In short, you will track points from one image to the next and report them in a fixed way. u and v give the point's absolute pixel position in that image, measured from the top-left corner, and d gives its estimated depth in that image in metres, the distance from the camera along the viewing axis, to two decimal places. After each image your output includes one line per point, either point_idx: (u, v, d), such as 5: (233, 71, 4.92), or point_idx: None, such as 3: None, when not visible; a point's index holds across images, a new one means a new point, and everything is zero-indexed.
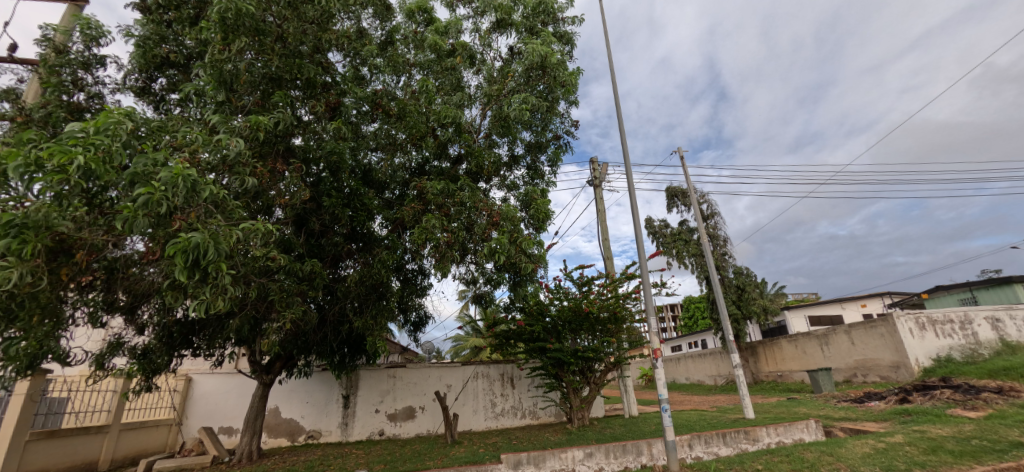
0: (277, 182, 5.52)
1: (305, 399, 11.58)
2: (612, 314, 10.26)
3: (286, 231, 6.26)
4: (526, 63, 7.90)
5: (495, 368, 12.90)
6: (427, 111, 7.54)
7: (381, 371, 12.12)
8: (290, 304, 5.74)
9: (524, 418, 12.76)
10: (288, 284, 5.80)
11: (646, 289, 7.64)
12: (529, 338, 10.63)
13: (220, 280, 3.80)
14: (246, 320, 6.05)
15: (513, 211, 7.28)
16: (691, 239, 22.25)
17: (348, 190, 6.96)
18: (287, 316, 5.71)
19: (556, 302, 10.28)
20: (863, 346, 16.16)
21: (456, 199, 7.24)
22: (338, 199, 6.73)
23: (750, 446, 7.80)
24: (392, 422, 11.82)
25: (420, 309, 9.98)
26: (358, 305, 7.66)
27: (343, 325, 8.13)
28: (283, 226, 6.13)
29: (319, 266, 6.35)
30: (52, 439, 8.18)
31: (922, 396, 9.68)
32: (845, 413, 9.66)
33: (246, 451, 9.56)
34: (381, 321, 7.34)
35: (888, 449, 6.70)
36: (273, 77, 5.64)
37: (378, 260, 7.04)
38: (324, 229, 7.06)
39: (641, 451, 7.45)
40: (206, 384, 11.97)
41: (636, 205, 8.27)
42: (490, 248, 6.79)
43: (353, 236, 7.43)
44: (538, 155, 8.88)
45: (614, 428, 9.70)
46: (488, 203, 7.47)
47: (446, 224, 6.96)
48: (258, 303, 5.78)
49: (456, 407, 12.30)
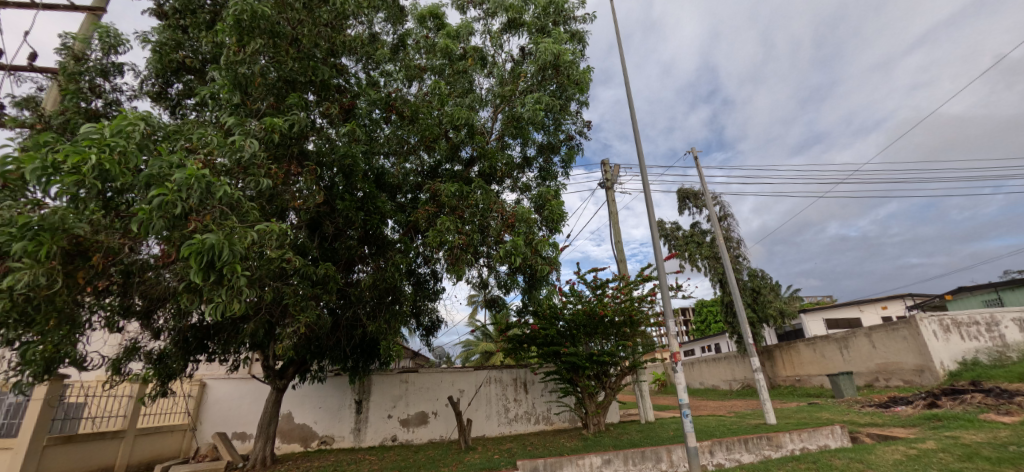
0: (291, 185, 5.43)
1: (317, 404, 11.56)
2: (627, 318, 10.12)
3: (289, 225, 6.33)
4: (539, 62, 7.77)
5: (508, 373, 12.76)
6: (440, 114, 7.53)
7: (393, 376, 12.07)
8: (304, 309, 5.78)
9: (538, 424, 12.58)
10: (302, 285, 5.89)
11: (664, 291, 7.41)
12: (543, 342, 10.44)
13: (235, 283, 3.69)
14: (266, 318, 6.10)
15: (527, 213, 7.15)
16: (704, 241, 22.02)
17: (361, 194, 6.99)
18: (304, 319, 5.79)
19: (569, 306, 10.14)
20: (886, 349, 15.75)
21: (469, 201, 7.16)
22: (352, 202, 6.77)
23: (773, 453, 7.62)
24: (405, 427, 11.75)
25: (433, 313, 9.93)
26: (371, 310, 7.73)
27: (357, 329, 8.10)
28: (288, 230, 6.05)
29: (332, 270, 6.40)
30: (69, 444, 8.23)
31: (952, 401, 9.33)
32: (870, 418, 9.36)
33: (260, 457, 9.50)
34: (395, 326, 7.44)
35: (920, 456, 6.44)
36: (287, 81, 5.55)
37: (392, 263, 7.09)
38: (338, 233, 7.06)
39: (660, 458, 7.27)
40: (220, 389, 12.00)
41: (652, 206, 8.12)
42: (505, 250, 6.68)
43: (366, 241, 7.43)
44: (551, 156, 8.73)
45: (631, 434, 9.50)
46: (502, 205, 7.45)
47: (460, 227, 6.90)
48: (273, 304, 5.82)
49: (469, 413, 12.17)
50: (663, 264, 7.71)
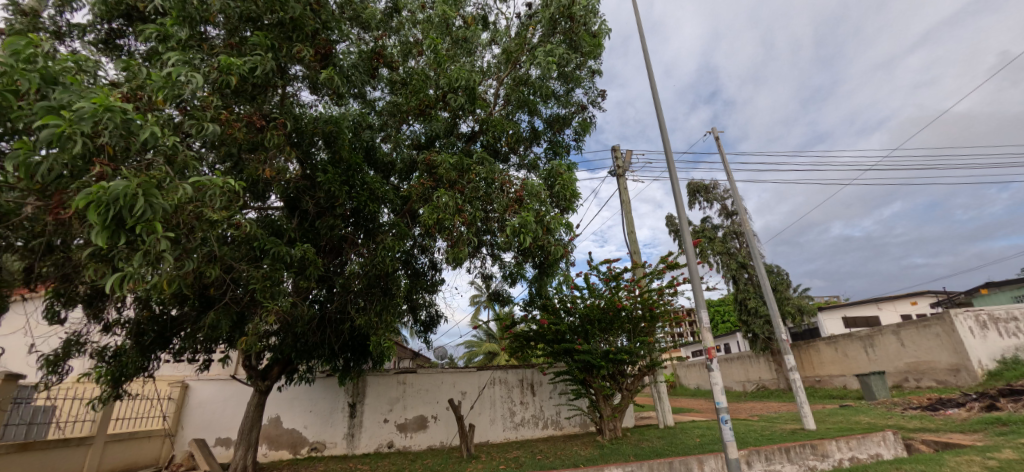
0: (257, 140, 4.57)
1: (307, 407, 10.63)
2: (646, 311, 9.21)
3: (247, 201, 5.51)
4: (550, 12, 6.79)
5: (514, 374, 11.81)
6: (438, 75, 6.59)
7: (389, 377, 11.15)
8: (275, 295, 4.90)
9: (546, 429, 11.63)
10: (273, 268, 5.02)
11: (695, 278, 6.47)
12: (552, 339, 9.47)
13: (155, 247, 2.75)
14: (230, 305, 5.22)
15: (538, 188, 6.21)
16: (716, 236, 21.06)
17: (347, 167, 6.14)
18: (272, 308, 4.91)
19: (581, 300, 9.23)
20: (916, 348, 14.75)
21: (471, 175, 6.22)
22: (335, 174, 5.89)
23: (819, 464, 6.68)
24: (402, 433, 10.82)
25: (432, 307, 9.03)
26: (361, 302, 6.84)
27: (345, 324, 7.19)
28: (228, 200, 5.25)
29: (312, 252, 5.51)
30: (25, 452, 7.37)
31: (1013, 402, 8.34)
32: (920, 423, 8.38)
33: (241, 466, 8.57)
34: (386, 319, 6.53)
35: (1002, 469, 5.49)
36: (250, 18, 4.65)
37: (383, 247, 6.19)
38: (321, 212, 6.15)
39: (691, 470, 6.33)
40: (203, 391, 11.09)
41: (677, 183, 7.20)
42: (513, 228, 5.74)
43: (354, 223, 6.55)
44: (561, 129, 7.78)
45: (652, 441, 8.52)
46: (509, 178, 6.50)
47: (460, 204, 5.98)
48: (227, 277, 4.96)
49: (472, 417, 11.23)
50: (692, 248, 6.80)
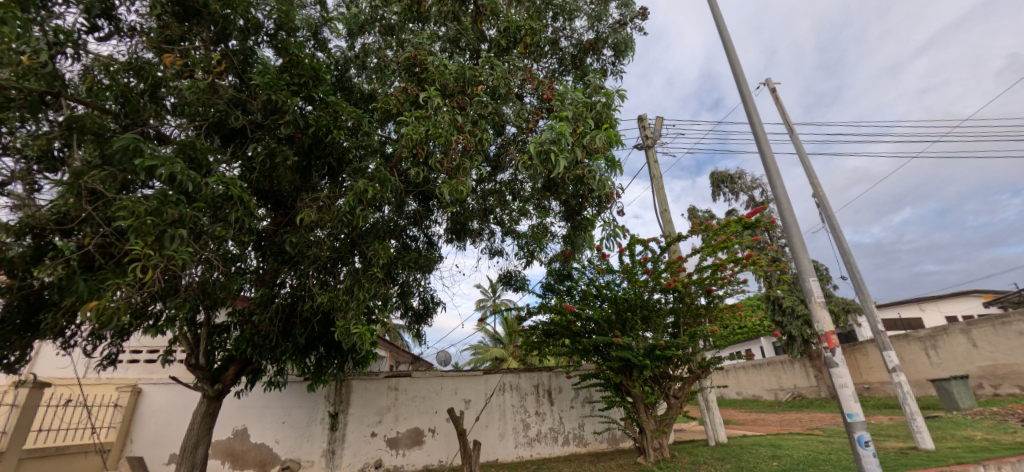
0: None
1: (279, 418, 8.73)
2: (699, 293, 7.27)
3: (144, 110, 3.86)
4: None
5: (528, 379, 9.92)
6: None
7: (378, 382, 9.26)
8: (165, 242, 3.15)
9: (567, 445, 9.68)
10: (166, 199, 3.25)
11: (794, 232, 4.59)
12: (577, 331, 7.59)
13: None
14: (79, 257, 3.35)
15: (574, 99, 4.42)
16: None
17: (304, 68, 4.52)
18: (139, 257, 3.06)
19: (613, 282, 7.34)
20: (992, 348, 12.72)
21: (477, 88, 4.47)
22: (278, 77, 4.21)
23: None
24: (393, 450, 8.91)
25: (427, 292, 7.18)
26: (326, 275, 5.03)
27: (305, 306, 5.35)
28: (117, 111, 3.81)
29: (237, 186, 3.70)
30: None
31: None
32: None
33: None
34: (356, 296, 4.70)
35: None
36: None
37: (353, 192, 4.44)
38: (265, 135, 4.39)
39: None
40: (156, 398, 9.23)
41: (754, 116, 5.51)
42: (538, 153, 3.95)
43: (311, 159, 4.82)
44: (592, 55, 6.02)
45: (713, 463, 6.56)
46: (526, 87, 4.90)
47: (458, 121, 4.22)
48: (81, 204, 3.26)
49: (478, 431, 9.30)
50: (784, 198, 4.97)
